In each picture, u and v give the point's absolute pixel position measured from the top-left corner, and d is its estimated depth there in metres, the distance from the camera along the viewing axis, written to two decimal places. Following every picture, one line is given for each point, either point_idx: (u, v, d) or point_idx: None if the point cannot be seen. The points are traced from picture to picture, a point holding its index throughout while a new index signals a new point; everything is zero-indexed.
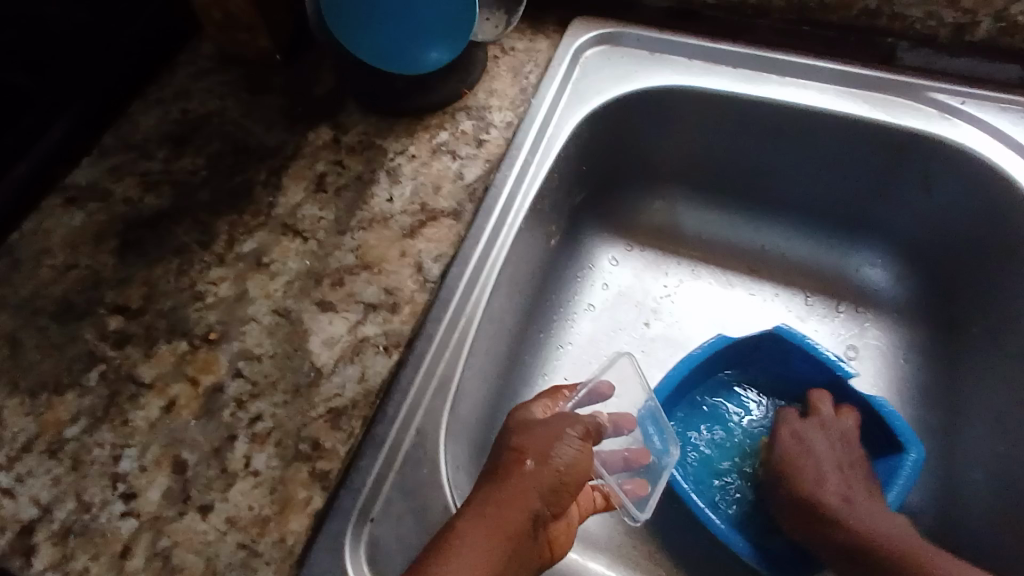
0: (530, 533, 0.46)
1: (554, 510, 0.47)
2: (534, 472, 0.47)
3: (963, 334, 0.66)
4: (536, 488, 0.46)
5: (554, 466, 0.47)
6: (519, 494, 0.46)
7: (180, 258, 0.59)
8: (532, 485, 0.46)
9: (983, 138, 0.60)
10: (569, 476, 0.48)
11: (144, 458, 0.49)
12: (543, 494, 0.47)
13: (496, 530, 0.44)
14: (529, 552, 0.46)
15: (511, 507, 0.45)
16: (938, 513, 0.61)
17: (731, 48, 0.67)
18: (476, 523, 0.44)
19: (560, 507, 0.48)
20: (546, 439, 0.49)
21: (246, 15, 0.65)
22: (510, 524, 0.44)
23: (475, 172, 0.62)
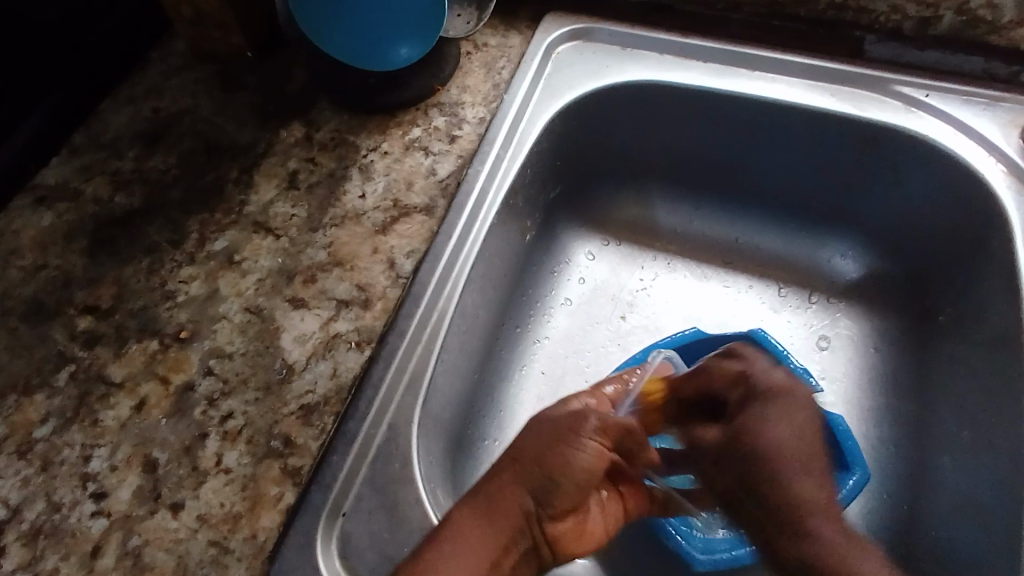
0: (525, 530, 0.46)
1: (553, 509, 0.47)
2: (527, 470, 0.47)
3: (932, 323, 0.66)
4: (529, 485, 0.47)
5: (558, 461, 0.47)
6: (512, 488, 0.46)
7: (150, 257, 0.58)
8: (525, 478, 0.46)
9: (946, 130, 0.61)
10: (564, 475, 0.47)
11: (114, 458, 0.49)
12: (535, 490, 0.46)
13: (484, 522, 0.45)
14: (524, 547, 0.47)
15: (504, 500, 0.46)
16: (909, 501, 0.61)
17: (701, 42, 0.67)
18: (467, 515, 0.45)
19: (559, 505, 0.47)
20: (551, 438, 0.48)
21: (215, 11, 0.65)
22: (502, 524, 0.45)
23: (448, 168, 0.62)
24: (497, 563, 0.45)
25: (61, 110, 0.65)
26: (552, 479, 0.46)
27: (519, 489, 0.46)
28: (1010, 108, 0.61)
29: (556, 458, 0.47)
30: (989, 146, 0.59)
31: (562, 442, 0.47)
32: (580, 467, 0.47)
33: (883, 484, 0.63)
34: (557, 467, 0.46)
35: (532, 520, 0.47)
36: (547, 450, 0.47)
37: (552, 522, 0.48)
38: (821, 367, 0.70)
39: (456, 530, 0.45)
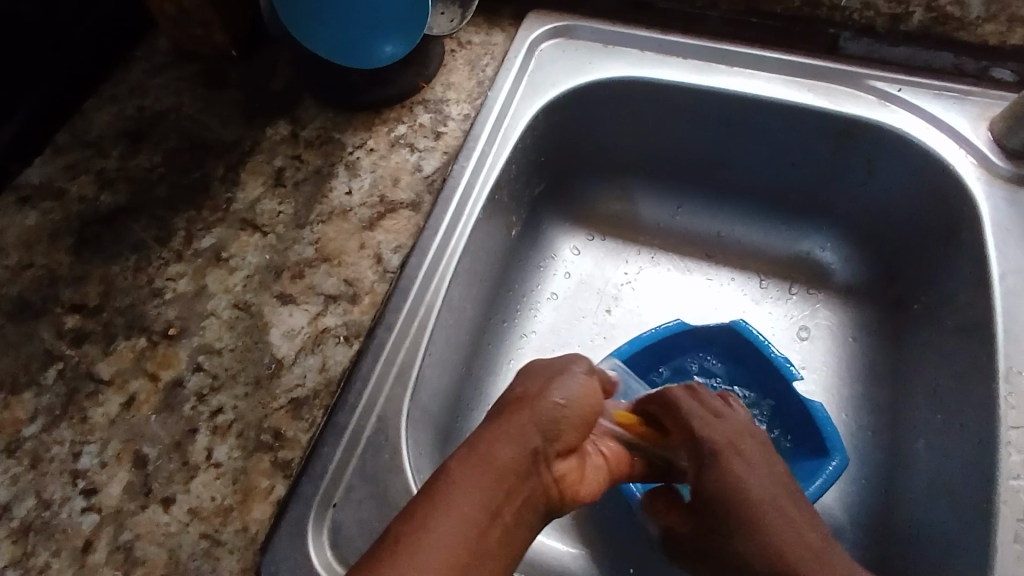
0: (533, 469, 0.45)
1: (556, 448, 0.47)
2: (539, 403, 0.47)
3: (906, 311, 0.68)
4: (535, 423, 0.46)
5: (560, 400, 0.48)
6: (513, 432, 0.45)
7: (137, 255, 0.58)
8: (527, 415, 0.46)
9: (918, 123, 0.63)
10: (568, 414, 0.47)
11: (104, 454, 0.49)
12: (541, 424, 0.46)
13: (484, 467, 0.42)
14: (531, 493, 0.44)
15: (499, 449, 0.44)
16: (884, 483, 0.62)
17: (682, 40, 0.68)
18: (463, 461, 0.43)
19: (564, 444, 0.47)
20: (547, 375, 0.50)
21: (198, 9, 0.65)
22: (502, 459, 0.43)
23: (433, 164, 0.63)
24: (499, 510, 0.42)
25: (42, 108, 0.64)
26: (556, 418, 0.47)
27: (519, 429, 0.45)
28: (979, 102, 0.63)
29: (557, 394, 0.48)
30: (959, 139, 0.61)
31: (558, 381, 0.49)
32: (577, 398, 0.48)
33: (861, 468, 0.65)
34: (557, 405, 0.47)
35: (534, 460, 0.45)
36: (544, 391, 0.48)
37: (555, 463, 0.46)
38: (802, 357, 0.72)
39: (451, 481, 0.42)
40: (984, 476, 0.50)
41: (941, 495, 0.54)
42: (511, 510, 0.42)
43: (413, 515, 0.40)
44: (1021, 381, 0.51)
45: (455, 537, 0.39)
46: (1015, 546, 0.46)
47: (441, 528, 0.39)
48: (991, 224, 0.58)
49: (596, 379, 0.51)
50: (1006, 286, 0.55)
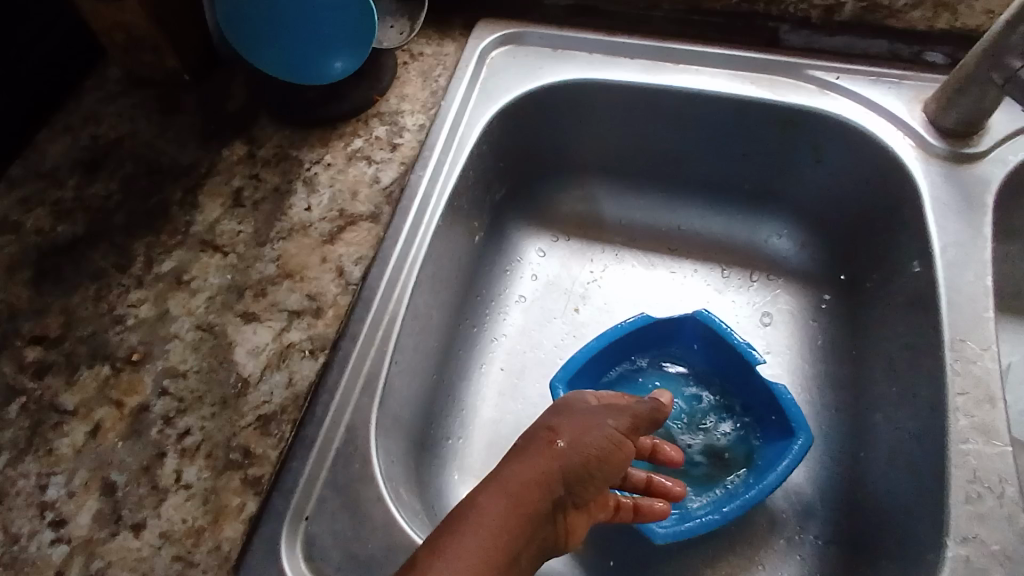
0: (549, 515, 0.45)
1: (574, 497, 0.47)
2: (566, 451, 0.47)
3: (861, 290, 0.70)
4: (561, 472, 0.46)
5: (591, 456, 0.47)
6: (543, 475, 0.45)
7: (98, 283, 0.58)
8: (558, 468, 0.46)
9: (857, 109, 0.65)
10: (598, 467, 0.47)
11: (72, 484, 0.49)
12: (566, 474, 0.46)
13: (510, 502, 0.43)
14: (543, 536, 0.45)
15: (528, 487, 0.44)
16: (850, 459, 0.64)
17: (628, 40, 0.70)
18: (492, 493, 0.43)
19: (582, 495, 0.48)
20: (580, 428, 0.49)
21: (148, 34, 0.65)
22: (527, 502, 0.43)
23: (391, 175, 0.64)
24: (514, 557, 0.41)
25: None
26: (580, 477, 0.47)
27: (549, 488, 0.45)
28: (914, 84, 0.65)
29: (590, 447, 0.47)
30: (896, 121, 0.64)
31: (588, 434, 0.48)
32: (605, 457, 0.48)
33: (826, 445, 0.67)
34: (590, 461, 0.47)
35: (551, 511, 0.45)
36: (588, 445, 0.47)
37: (568, 512, 0.47)
38: (766, 342, 0.74)
39: (481, 510, 0.42)
40: (936, 442, 0.52)
41: (900, 464, 0.56)
42: (523, 558, 0.42)
43: (435, 541, 0.40)
44: (966, 348, 0.53)
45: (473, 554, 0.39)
46: (969, 506, 0.48)
47: (460, 545, 0.40)
48: (929, 200, 0.60)
49: (627, 430, 0.52)
50: (947, 259, 0.57)
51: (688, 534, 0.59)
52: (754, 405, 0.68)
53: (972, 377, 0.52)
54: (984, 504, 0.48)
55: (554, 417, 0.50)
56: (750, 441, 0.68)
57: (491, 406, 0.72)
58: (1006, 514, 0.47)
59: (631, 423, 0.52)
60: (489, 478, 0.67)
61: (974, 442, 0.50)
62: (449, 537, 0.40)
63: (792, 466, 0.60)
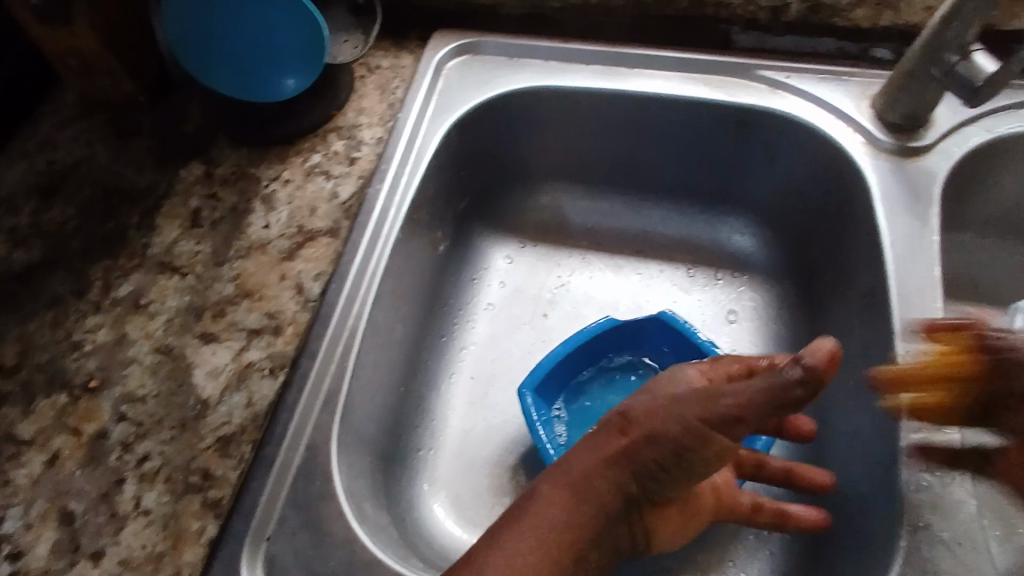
0: (628, 512, 0.44)
1: (653, 495, 0.44)
2: (636, 445, 0.41)
3: (820, 285, 0.71)
4: (631, 468, 0.42)
5: (658, 436, 0.40)
6: (607, 464, 0.42)
7: (55, 310, 0.58)
8: (627, 454, 0.42)
9: (807, 107, 0.66)
10: (679, 456, 0.40)
11: (29, 515, 0.48)
12: (637, 470, 0.41)
13: (568, 484, 0.44)
14: (615, 535, 0.45)
15: (590, 480, 0.43)
16: (815, 454, 0.65)
17: (582, 47, 0.71)
18: (549, 488, 0.44)
19: (663, 489, 0.43)
20: (658, 411, 0.41)
21: (98, 58, 0.65)
22: (599, 496, 0.43)
23: (349, 190, 0.64)
24: (569, 550, 0.43)
25: None
26: (646, 463, 0.41)
27: (622, 467, 0.42)
28: (862, 81, 0.66)
29: (665, 435, 0.40)
30: (845, 118, 0.65)
31: (669, 415, 0.40)
32: (693, 444, 0.39)
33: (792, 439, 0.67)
34: (653, 442, 0.41)
35: (628, 503, 0.43)
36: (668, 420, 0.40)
37: (647, 513, 0.45)
38: (731, 340, 0.74)
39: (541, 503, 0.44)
40: (890, 432, 0.53)
41: (859, 456, 0.57)
42: (592, 551, 0.44)
43: (494, 533, 0.44)
44: (917, 340, 0.54)
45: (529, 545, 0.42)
46: (921, 496, 0.49)
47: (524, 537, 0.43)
48: (877, 194, 0.61)
49: (750, 377, 0.40)
50: (897, 252, 0.58)
51: None
52: None
53: None
54: (932, 490, 0.49)
55: (626, 398, 0.46)
56: None
57: (461, 415, 0.72)
58: (958, 501, 0.48)
59: (744, 370, 0.40)
60: (461, 488, 0.67)
61: (924, 430, 0.51)
62: (508, 536, 0.43)
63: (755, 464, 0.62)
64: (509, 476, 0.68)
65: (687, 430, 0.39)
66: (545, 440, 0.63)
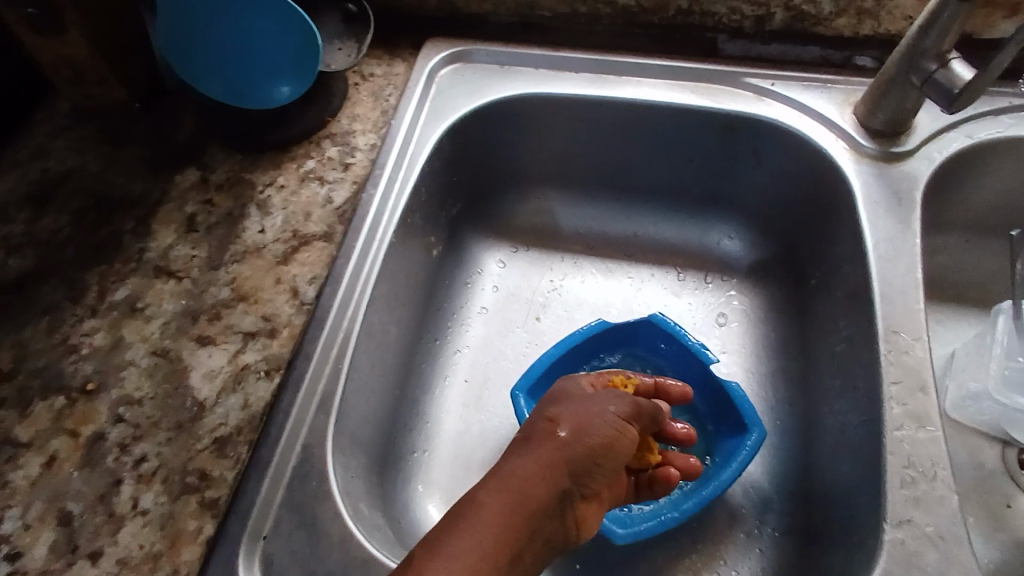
0: (558, 510, 0.45)
1: (584, 489, 0.47)
2: (567, 442, 0.47)
3: (806, 287, 0.72)
4: (567, 463, 0.46)
5: (585, 448, 0.47)
6: (549, 466, 0.45)
7: (51, 315, 0.58)
8: (564, 454, 0.47)
9: (793, 113, 0.67)
10: (604, 454, 0.48)
11: (27, 517, 0.49)
12: (573, 464, 0.47)
13: (513, 492, 0.43)
14: (548, 533, 0.44)
15: (529, 484, 0.44)
16: (803, 453, 0.66)
17: (572, 55, 0.72)
18: (489, 492, 0.43)
19: (591, 484, 0.48)
20: (580, 416, 0.50)
21: (94, 66, 0.65)
22: (533, 500, 0.44)
23: (343, 195, 0.65)
24: (519, 552, 0.42)
25: None
26: (576, 469, 0.47)
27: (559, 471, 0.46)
28: (845, 88, 0.68)
29: (593, 435, 0.48)
30: (829, 124, 0.66)
31: (591, 424, 0.49)
32: (555, 474, 0.45)
33: (781, 439, 0.69)
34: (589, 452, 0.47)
35: (564, 499, 0.46)
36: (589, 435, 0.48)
37: (577, 506, 0.47)
38: (720, 342, 0.76)
39: (478, 507, 0.42)
40: (874, 429, 0.54)
41: (845, 453, 0.59)
42: (530, 553, 0.43)
43: (432, 540, 0.40)
44: (898, 339, 0.56)
45: (474, 545, 0.40)
46: (903, 491, 0.50)
47: (464, 541, 0.40)
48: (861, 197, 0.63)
49: (629, 414, 0.52)
50: (879, 254, 0.60)
51: (644, 534, 0.60)
52: (711, 409, 0.70)
53: (904, 366, 0.55)
54: (918, 487, 0.50)
55: (550, 406, 0.52)
56: (706, 448, 0.69)
57: (455, 417, 0.73)
58: (939, 495, 0.49)
59: (633, 408, 0.52)
60: (456, 489, 0.68)
61: (906, 428, 0.52)
62: (444, 537, 0.41)
63: (745, 463, 0.62)
64: None
65: (609, 434, 0.49)
66: None
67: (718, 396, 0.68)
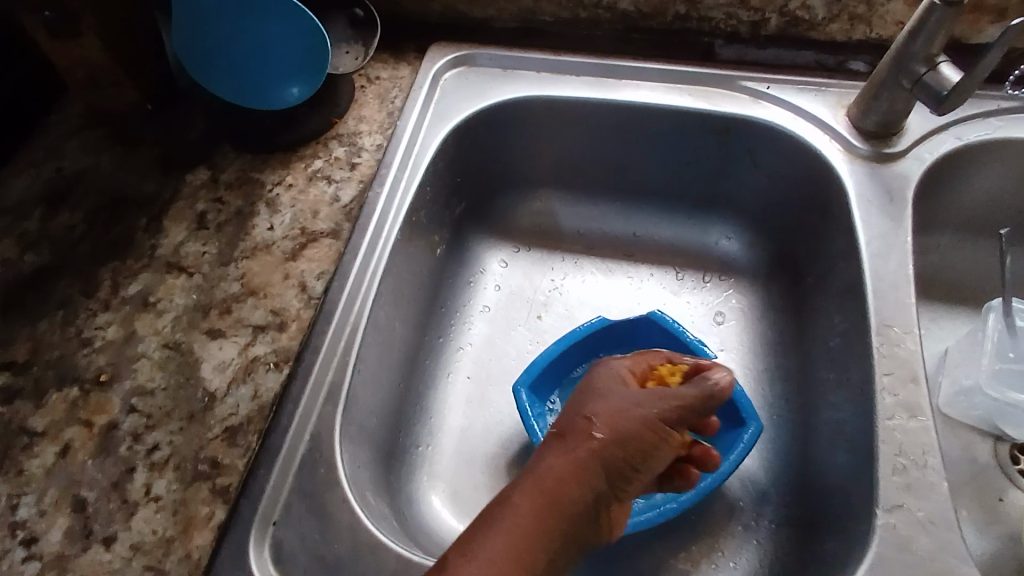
0: (593, 512, 0.45)
1: (619, 491, 0.47)
2: (603, 446, 0.46)
3: (803, 285, 0.74)
4: (602, 467, 0.46)
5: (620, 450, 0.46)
6: (582, 468, 0.45)
7: (65, 309, 0.60)
8: (600, 460, 0.46)
9: (788, 116, 0.69)
10: (643, 459, 0.47)
11: (42, 503, 0.50)
12: (608, 468, 0.46)
13: (546, 497, 0.44)
14: (582, 533, 0.45)
15: (560, 487, 0.44)
16: (801, 445, 0.67)
17: (573, 59, 0.74)
18: (522, 496, 0.44)
19: (626, 486, 0.47)
20: (619, 418, 0.47)
21: (107, 69, 0.67)
22: (566, 504, 0.44)
23: (350, 194, 0.67)
24: (550, 554, 0.43)
25: None
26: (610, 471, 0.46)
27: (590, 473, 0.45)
28: (838, 91, 0.70)
29: (630, 440, 0.46)
30: (823, 126, 0.68)
31: (627, 424, 0.47)
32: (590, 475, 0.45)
33: (778, 433, 0.70)
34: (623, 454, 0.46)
35: (599, 501, 0.46)
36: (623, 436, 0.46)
37: (612, 507, 0.47)
38: (719, 339, 0.77)
39: (512, 510, 0.43)
40: (867, 419, 0.56)
41: (840, 444, 0.60)
42: (563, 553, 0.44)
43: (467, 542, 0.42)
44: (891, 332, 0.57)
45: (503, 548, 0.41)
46: (894, 478, 0.51)
47: (496, 539, 0.42)
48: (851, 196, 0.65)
49: (675, 416, 0.48)
50: (872, 250, 0.61)
51: (644, 524, 0.62)
52: None
53: (897, 358, 0.56)
54: (909, 474, 0.51)
55: (589, 404, 0.49)
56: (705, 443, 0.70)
57: (458, 413, 0.74)
58: (931, 482, 0.51)
59: (681, 410, 0.48)
60: (459, 483, 0.70)
61: (898, 417, 0.54)
62: (479, 539, 0.42)
63: (742, 456, 0.64)
64: (506, 471, 0.71)
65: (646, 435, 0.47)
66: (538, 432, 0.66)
67: None
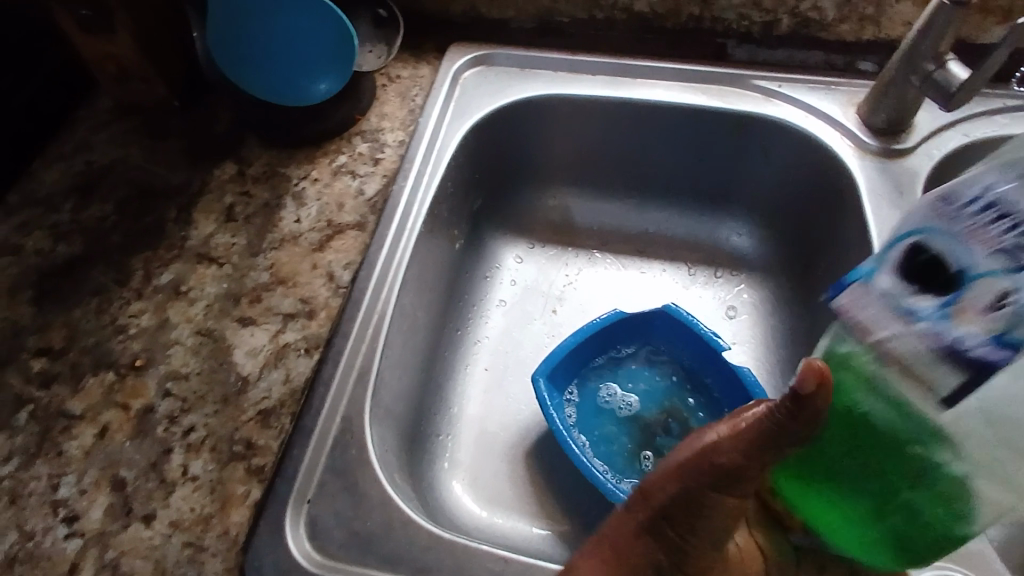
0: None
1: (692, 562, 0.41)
2: (659, 511, 0.40)
3: (813, 278, 0.76)
4: (658, 530, 0.40)
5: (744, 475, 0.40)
6: (635, 535, 0.41)
7: (99, 298, 0.62)
8: (655, 521, 0.40)
9: (799, 113, 0.72)
10: (702, 518, 0.39)
11: (82, 483, 0.52)
12: (668, 536, 0.40)
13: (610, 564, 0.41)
14: None
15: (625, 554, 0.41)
16: None
17: (589, 58, 0.77)
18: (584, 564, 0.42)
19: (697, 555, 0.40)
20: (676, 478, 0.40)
21: (138, 66, 0.69)
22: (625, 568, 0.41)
23: (374, 187, 0.68)
24: None
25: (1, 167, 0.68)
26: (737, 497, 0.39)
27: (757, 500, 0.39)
28: (849, 89, 0.72)
29: (671, 498, 0.40)
30: (834, 123, 0.70)
31: (687, 480, 0.39)
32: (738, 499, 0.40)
33: None
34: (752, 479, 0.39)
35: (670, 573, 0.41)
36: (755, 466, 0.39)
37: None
38: (731, 333, 0.79)
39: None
40: None
41: None
42: None
43: None
44: None
45: None
46: None
47: None
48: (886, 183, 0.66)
49: (735, 465, 0.38)
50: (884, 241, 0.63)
51: None
52: (724, 393, 0.73)
53: None
54: None
55: (652, 480, 0.41)
56: None
57: (477, 404, 0.76)
58: None
59: (738, 450, 0.38)
60: (480, 470, 0.71)
61: None
62: None
63: None
64: (524, 459, 0.72)
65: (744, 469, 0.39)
66: (557, 421, 0.67)
67: (731, 383, 0.72)
